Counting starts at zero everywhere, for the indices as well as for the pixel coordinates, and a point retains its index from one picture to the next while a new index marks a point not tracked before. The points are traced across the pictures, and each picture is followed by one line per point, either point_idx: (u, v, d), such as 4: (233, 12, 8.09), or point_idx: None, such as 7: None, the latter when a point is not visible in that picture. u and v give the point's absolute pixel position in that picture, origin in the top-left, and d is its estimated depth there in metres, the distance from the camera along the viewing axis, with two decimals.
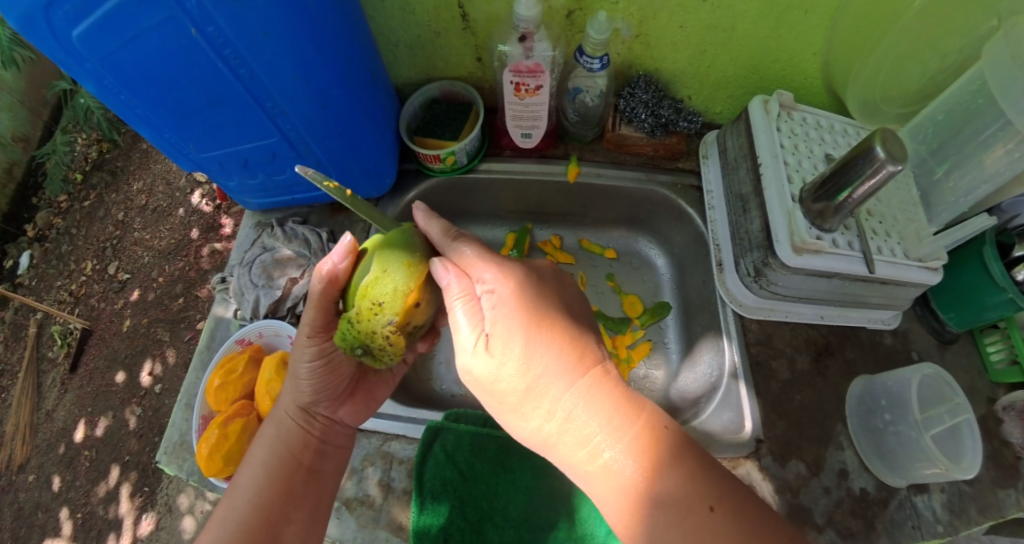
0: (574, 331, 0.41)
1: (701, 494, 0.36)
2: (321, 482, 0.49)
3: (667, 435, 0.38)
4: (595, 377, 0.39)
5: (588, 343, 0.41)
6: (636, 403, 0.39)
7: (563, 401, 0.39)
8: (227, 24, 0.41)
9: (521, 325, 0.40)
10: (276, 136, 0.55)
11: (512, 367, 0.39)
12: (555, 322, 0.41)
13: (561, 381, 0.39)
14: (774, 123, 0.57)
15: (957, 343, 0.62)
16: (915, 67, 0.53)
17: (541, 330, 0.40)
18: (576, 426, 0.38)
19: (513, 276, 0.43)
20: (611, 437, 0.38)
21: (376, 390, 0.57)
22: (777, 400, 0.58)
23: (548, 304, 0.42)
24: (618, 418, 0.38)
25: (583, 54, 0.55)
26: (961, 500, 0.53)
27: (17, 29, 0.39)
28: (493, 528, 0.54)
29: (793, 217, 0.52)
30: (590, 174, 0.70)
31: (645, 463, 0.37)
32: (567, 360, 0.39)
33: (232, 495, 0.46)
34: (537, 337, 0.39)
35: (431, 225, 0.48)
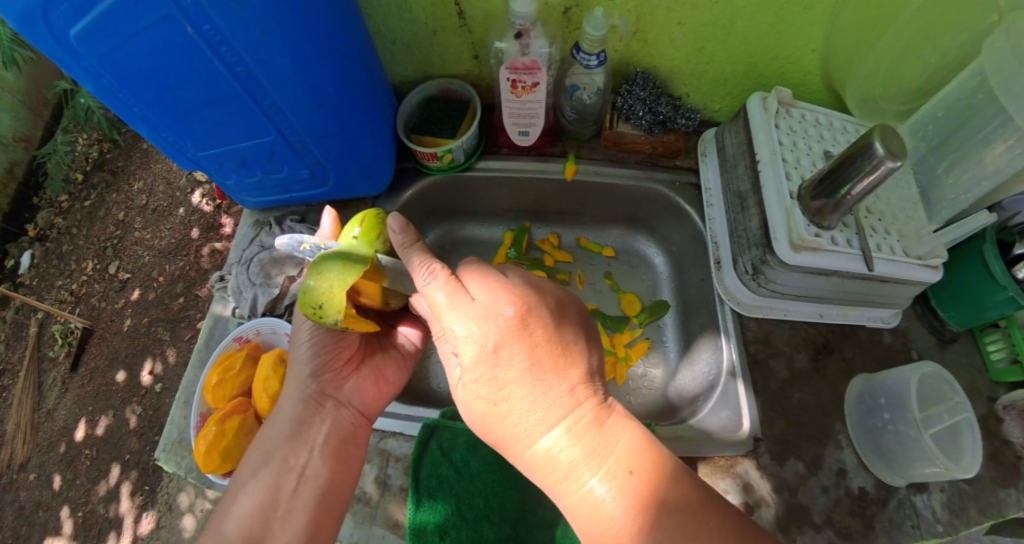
0: (536, 384, 0.38)
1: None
2: (315, 484, 0.47)
3: (628, 495, 0.37)
4: (556, 434, 0.38)
5: (560, 388, 0.38)
6: (597, 458, 0.38)
7: (527, 455, 0.40)
8: (224, 22, 0.41)
9: (479, 386, 0.39)
10: (273, 134, 0.55)
11: (480, 420, 0.42)
12: (513, 382, 0.38)
13: (527, 427, 0.38)
14: (773, 120, 0.57)
15: (957, 342, 0.62)
16: (914, 64, 0.52)
17: (499, 392, 0.39)
18: (541, 476, 0.40)
19: (473, 326, 0.38)
20: (570, 494, 0.38)
21: (384, 368, 0.57)
22: (776, 399, 0.57)
23: (509, 356, 0.38)
24: (575, 477, 0.38)
25: (580, 50, 0.55)
26: (961, 500, 0.53)
27: (14, 27, 0.39)
28: (491, 525, 0.54)
29: (791, 214, 0.51)
30: (589, 172, 0.70)
31: (601, 522, 0.37)
32: (531, 408, 0.38)
33: (229, 499, 0.47)
34: (496, 399, 0.39)
35: (408, 251, 0.43)
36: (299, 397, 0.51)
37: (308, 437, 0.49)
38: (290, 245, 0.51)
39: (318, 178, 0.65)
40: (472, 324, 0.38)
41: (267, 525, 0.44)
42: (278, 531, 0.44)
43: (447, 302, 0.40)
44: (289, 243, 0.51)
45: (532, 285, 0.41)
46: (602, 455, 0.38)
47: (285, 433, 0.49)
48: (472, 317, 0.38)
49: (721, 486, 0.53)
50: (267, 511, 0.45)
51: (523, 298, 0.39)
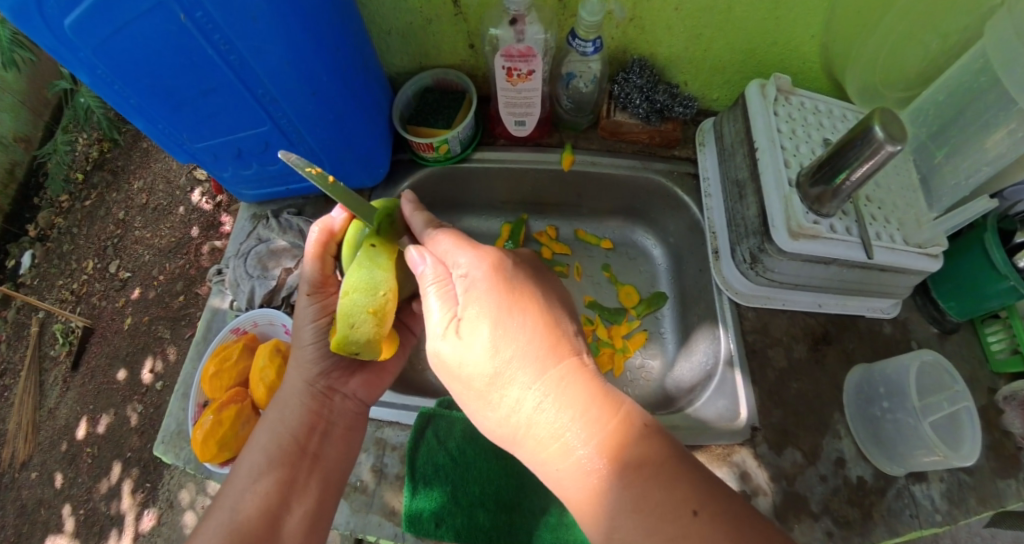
0: (549, 317, 0.39)
1: (683, 495, 0.32)
2: (327, 465, 0.48)
3: (645, 436, 0.35)
4: (569, 368, 0.37)
5: (564, 332, 0.39)
6: (613, 399, 0.36)
7: (532, 390, 0.37)
8: (216, 9, 0.41)
9: (491, 306, 0.39)
10: (268, 124, 0.55)
11: (478, 356, 0.38)
12: (527, 308, 0.39)
13: (529, 367, 0.37)
14: (771, 107, 0.57)
15: (957, 333, 0.61)
16: (915, 49, 0.52)
17: (510, 312, 0.38)
18: (547, 421, 0.36)
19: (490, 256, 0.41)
20: (583, 435, 0.35)
21: (386, 362, 0.57)
22: (774, 388, 0.57)
23: (518, 291, 0.40)
24: (590, 415, 0.35)
25: (575, 37, 0.55)
26: (960, 490, 0.52)
27: (6, 16, 0.39)
28: (486, 511, 0.53)
29: (790, 201, 0.51)
30: (586, 162, 0.69)
31: (617, 461, 0.34)
32: (537, 349, 0.37)
33: (235, 480, 0.45)
34: (507, 321, 0.38)
35: (415, 216, 0.49)
36: (306, 389, 0.50)
37: (318, 425, 0.49)
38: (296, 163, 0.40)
39: None
40: (490, 256, 0.42)
41: (283, 502, 0.44)
42: (296, 508, 0.45)
43: (464, 241, 0.43)
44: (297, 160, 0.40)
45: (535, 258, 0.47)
46: (617, 400, 0.36)
47: (293, 423, 0.48)
48: (490, 251, 0.42)
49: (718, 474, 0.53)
50: (282, 489, 0.45)
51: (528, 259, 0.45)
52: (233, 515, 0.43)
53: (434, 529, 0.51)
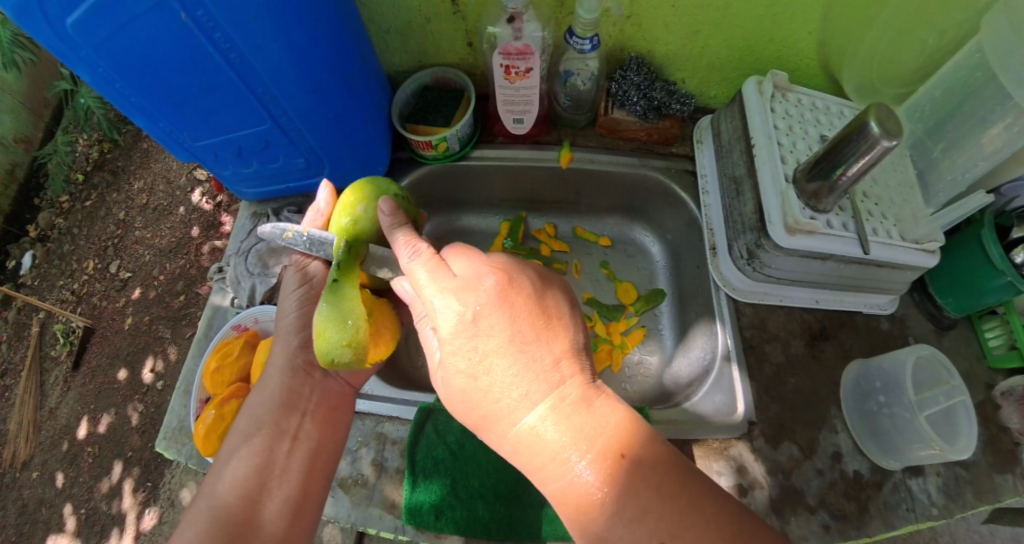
0: (519, 357, 0.36)
1: (650, 529, 0.32)
2: (309, 445, 0.48)
3: (619, 474, 0.33)
4: (541, 410, 0.36)
5: (543, 364, 0.36)
6: (593, 433, 0.34)
7: (509, 433, 0.37)
8: (217, 8, 0.41)
9: (460, 354, 0.37)
10: (268, 122, 0.55)
11: (458, 399, 0.39)
12: (494, 354, 0.36)
13: (508, 409, 0.36)
14: (769, 103, 0.57)
15: (955, 329, 0.62)
16: (912, 44, 0.52)
17: (482, 355, 0.37)
18: (525, 460, 0.37)
19: (453, 297, 0.38)
20: (556, 477, 0.35)
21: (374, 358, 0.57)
22: (771, 383, 0.57)
23: (489, 326, 0.37)
24: (562, 459, 0.35)
25: (574, 35, 0.55)
26: (957, 484, 0.53)
27: (8, 15, 0.39)
28: (486, 504, 0.54)
29: (786, 197, 0.52)
30: (584, 160, 0.70)
31: (588, 503, 0.34)
32: (514, 390, 0.36)
33: (218, 467, 0.46)
34: (476, 373, 0.37)
35: (396, 231, 0.46)
36: (286, 363, 0.51)
37: (298, 405, 0.50)
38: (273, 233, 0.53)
39: (314, 167, 0.65)
40: (453, 296, 0.38)
41: (263, 486, 0.45)
42: (278, 488, 0.45)
43: (432, 277, 0.40)
44: (271, 232, 0.53)
45: (520, 264, 0.42)
46: (592, 436, 0.35)
47: (274, 407, 0.49)
48: (454, 288, 0.38)
49: (715, 468, 0.53)
50: (261, 472, 0.45)
51: (501, 273, 0.39)
52: (215, 500, 0.44)
53: (434, 521, 0.52)
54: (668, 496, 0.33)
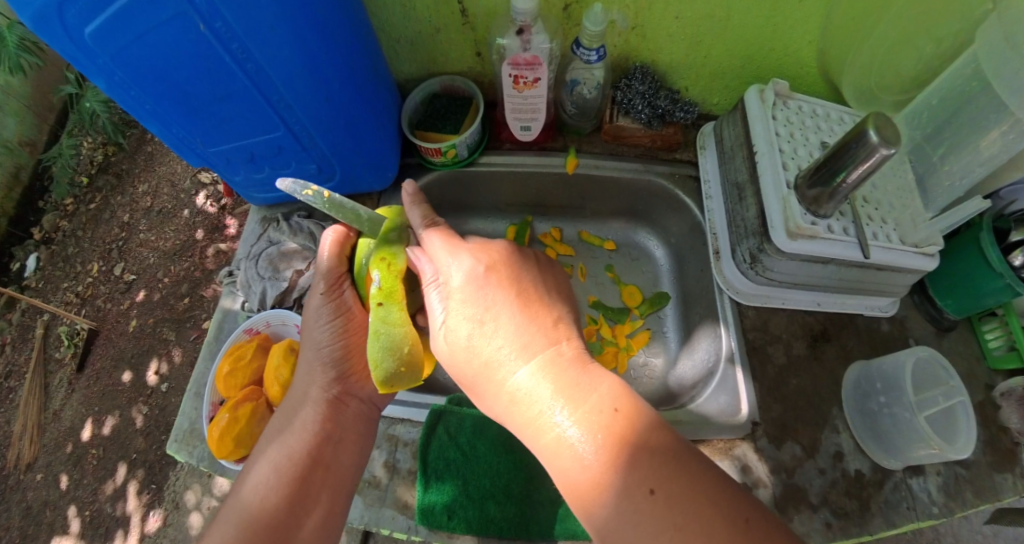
0: (522, 310, 0.39)
1: (640, 479, 0.31)
2: (338, 474, 0.49)
3: (613, 428, 0.33)
4: (539, 361, 0.37)
5: (544, 322, 0.39)
6: (590, 384, 0.35)
7: (506, 383, 0.37)
8: (235, 19, 0.42)
9: (467, 305, 0.39)
10: (281, 129, 0.57)
11: (459, 352, 0.40)
12: (500, 303, 0.39)
13: (508, 357, 0.37)
14: (770, 111, 0.58)
15: (955, 331, 0.63)
16: (909, 54, 0.54)
17: (489, 306, 0.39)
18: (521, 415, 0.36)
19: (467, 256, 0.42)
20: (551, 425, 0.35)
21: None
22: (773, 384, 0.59)
23: (497, 281, 0.40)
24: (558, 407, 0.35)
25: (580, 46, 0.56)
26: (957, 483, 0.54)
27: (27, 24, 0.40)
28: (498, 504, 0.55)
29: (788, 203, 0.53)
30: (589, 166, 0.71)
31: (582, 453, 0.33)
32: (516, 339, 0.37)
33: (243, 491, 0.46)
34: (481, 320, 0.38)
35: (413, 208, 0.51)
36: (319, 395, 0.52)
37: (331, 432, 0.50)
38: (291, 187, 0.47)
39: (325, 173, 0.66)
40: (466, 254, 0.42)
41: (292, 515, 0.45)
42: (307, 513, 0.46)
43: (447, 242, 0.44)
44: (292, 186, 0.47)
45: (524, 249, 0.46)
46: (587, 389, 0.35)
47: (306, 433, 0.49)
48: (468, 249, 0.42)
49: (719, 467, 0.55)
50: (293, 501, 0.45)
51: (510, 247, 0.44)
52: (242, 519, 0.44)
53: (447, 521, 0.53)
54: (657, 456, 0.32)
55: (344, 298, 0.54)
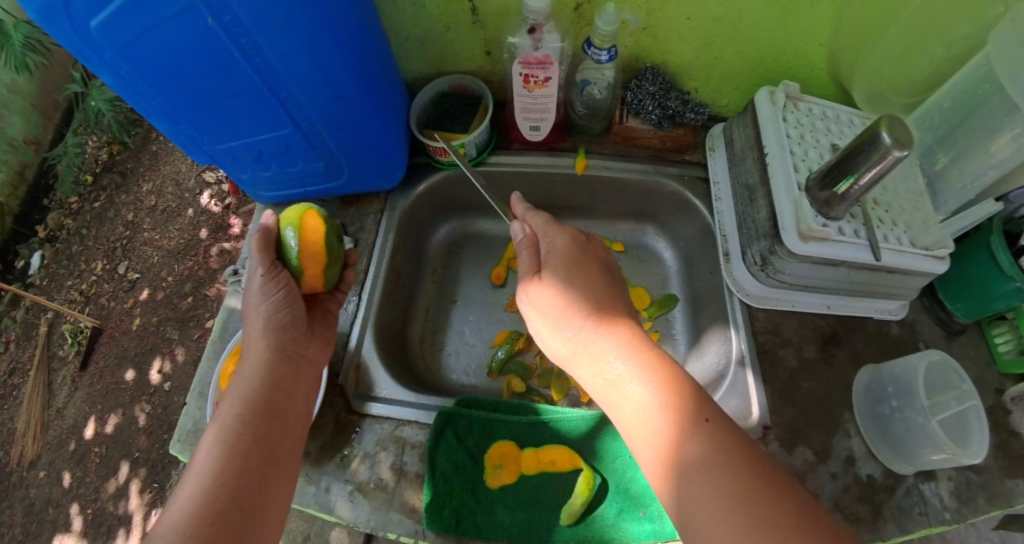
0: (603, 284, 0.48)
1: (699, 410, 0.38)
2: (292, 439, 0.48)
3: (673, 373, 0.41)
4: (615, 322, 0.45)
5: (618, 297, 0.48)
6: (653, 345, 0.44)
7: (589, 331, 0.44)
8: (245, 13, 0.42)
9: (564, 266, 0.47)
10: (290, 127, 0.56)
11: (550, 301, 0.46)
12: (588, 273, 0.48)
13: (594, 312, 0.45)
14: (781, 113, 0.58)
15: (965, 335, 0.62)
16: (921, 55, 0.53)
17: (581, 272, 0.47)
18: (599, 356, 0.43)
19: (562, 236, 0.50)
20: (626, 368, 0.42)
21: (325, 332, 0.58)
22: (784, 388, 0.58)
23: (586, 258, 0.49)
24: (628, 353, 0.43)
25: (591, 45, 0.56)
26: (968, 488, 0.53)
27: (34, 17, 0.40)
28: (505, 507, 0.54)
29: (800, 204, 0.53)
30: (599, 166, 0.71)
31: (650, 390, 0.40)
32: (599, 299, 0.46)
33: (190, 475, 0.41)
34: (573, 278, 0.47)
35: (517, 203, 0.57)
36: (264, 357, 0.50)
37: (279, 400, 0.49)
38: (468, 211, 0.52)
39: (333, 171, 0.66)
40: (561, 235, 0.51)
41: (260, 480, 0.42)
42: (273, 489, 0.43)
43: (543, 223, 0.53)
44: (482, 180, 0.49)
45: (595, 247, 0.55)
46: (652, 348, 0.43)
47: (256, 397, 0.47)
48: (560, 231, 0.51)
49: None
50: (254, 460, 0.43)
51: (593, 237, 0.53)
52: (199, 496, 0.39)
53: (455, 525, 0.52)
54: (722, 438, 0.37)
55: (284, 277, 0.51)
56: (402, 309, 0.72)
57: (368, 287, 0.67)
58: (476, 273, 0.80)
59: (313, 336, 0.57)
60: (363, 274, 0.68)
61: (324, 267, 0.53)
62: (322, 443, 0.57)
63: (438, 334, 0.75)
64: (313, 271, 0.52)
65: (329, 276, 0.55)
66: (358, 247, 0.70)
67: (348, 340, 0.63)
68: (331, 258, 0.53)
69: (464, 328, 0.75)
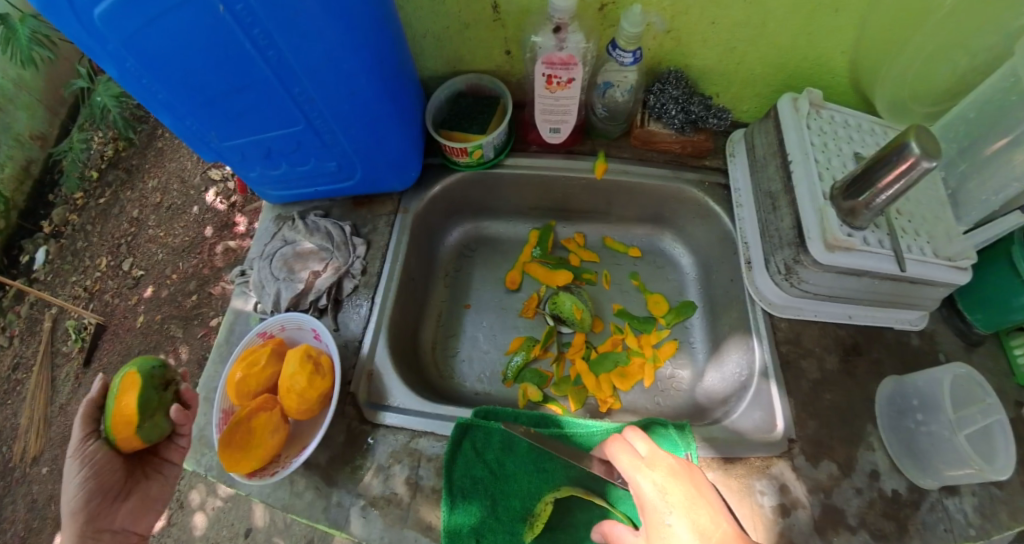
0: (695, 511, 0.42)
1: None
2: None
3: None
4: None
5: (711, 512, 0.42)
6: None
7: None
8: (257, 3, 0.41)
9: (652, 508, 0.43)
10: (302, 123, 0.56)
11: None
12: (676, 508, 0.42)
13: None
14: (804, 120, 0.57)
15: (982, 345, 0.61)
16: (945, 66, 0.52)
17: (669, 506, 0.42)
18: None
19: (640, 471, 0.45)
20: None
21: (150, 490, 0.59)
22: (807, 400, 0.57)
23: (670, 487, 0.43)
24: None
25: (616, 48, 0.55)
26: (991, 503, 0.52)
27: (37, 6, 0.39)
28: (528, 528, 0.52)
29: (825, 213, 0.51)
30: (618, 171, 0.70)
31: None
32: (696, 531, 0.40)
33: None
34: (664, 520, 0.42)
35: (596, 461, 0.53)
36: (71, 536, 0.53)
37: None
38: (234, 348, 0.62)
39: (345, 171, 0.66)
40: (639, 468, 0.45)
41: None
42: None
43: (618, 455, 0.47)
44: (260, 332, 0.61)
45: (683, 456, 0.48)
46: None
47: None
48: (640, 463, 0.45)
49: (757, 487, 0.53)
50: None
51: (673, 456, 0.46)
52: None
53: None
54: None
55: (92, 450, 0.54)
56: (414, 313, 0.71)
57: (380, 292, 0.66)
58: (489, 276, 0.79)
59: (130, 493, 0.57)
60: (376, 278, 0.67)
61: (133, 429, 0.52)
62: (332, 454, 0.56)
63: (451, 340, 0.74)
64: (129, 424, 0.52)
65: (149, 437, 0.54)
66: (370, 249, 0.69)
67: (361, 345, 0.63)
68: (144, 418, 0.52)
69: (477, 334, 0.74)
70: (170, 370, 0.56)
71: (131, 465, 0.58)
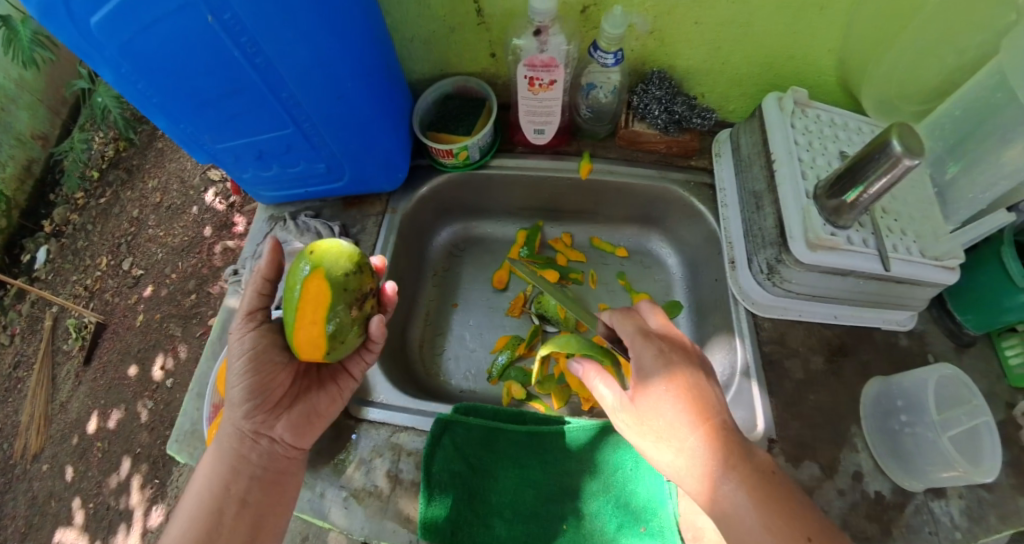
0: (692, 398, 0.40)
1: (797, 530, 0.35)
2: (254, 509, 0.47)
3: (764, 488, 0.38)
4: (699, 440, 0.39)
5: (708, 400, 0.41)
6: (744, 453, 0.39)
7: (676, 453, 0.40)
8: (244, 11, 0.41)
9: (646, 386, 0.42)
10: (291, 127, 0.56)
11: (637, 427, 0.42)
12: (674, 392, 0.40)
13: (683, 435, 0.39)
14: (789, 119, 0.57)
15: (975, 347, 0.61)
16: (935, 62, 0.52)
17: (666, 389, 0.41)
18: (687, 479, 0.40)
19: (644, 354, 0.43)
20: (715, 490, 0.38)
21: (319, 405, 0.53)
22: (791, 400, 0.57)
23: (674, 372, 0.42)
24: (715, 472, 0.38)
25: (597, 49, 0.55)
26: (980, 507, 0.51)
27: (33, 13, 0.39)
28: (501, 520, 0.53)
29: (808, 213, 0.51)
30: (604, 171, 0.70)
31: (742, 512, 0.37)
32: (687, 415, 0.39)
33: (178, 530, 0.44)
34: (656, 399, 0.41)
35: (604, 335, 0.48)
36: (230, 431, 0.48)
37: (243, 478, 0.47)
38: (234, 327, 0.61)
39: (334, 172, 0.66)
40: (644, 352, 0.43)
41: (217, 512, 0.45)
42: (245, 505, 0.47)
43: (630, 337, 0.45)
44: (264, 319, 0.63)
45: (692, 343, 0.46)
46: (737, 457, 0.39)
47: (203, 490, 0.46)
48: (645, 345, 0.44)
49: None
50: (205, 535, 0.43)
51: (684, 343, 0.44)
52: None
53: (452, 537, 0.51)
54: (779, 531, 0.36)
55: (253, 338, 0.48)
56: (403, 312, 0.72)
57: None
58: (477, 276, 0.79)
59: (296, 402, 0.52)
60: None
61: (325, 352, 0.46)
62: (318, 447, 0.56)
63: (438, 339, 0.74)
64: (311, 344, 0.46)
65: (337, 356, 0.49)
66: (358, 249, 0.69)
67: None
68: (335, 343, 0.46)
69: (464, 333, 0.74)
70: (365, 277, 0.47)
71: (304, 366, 0.53)
